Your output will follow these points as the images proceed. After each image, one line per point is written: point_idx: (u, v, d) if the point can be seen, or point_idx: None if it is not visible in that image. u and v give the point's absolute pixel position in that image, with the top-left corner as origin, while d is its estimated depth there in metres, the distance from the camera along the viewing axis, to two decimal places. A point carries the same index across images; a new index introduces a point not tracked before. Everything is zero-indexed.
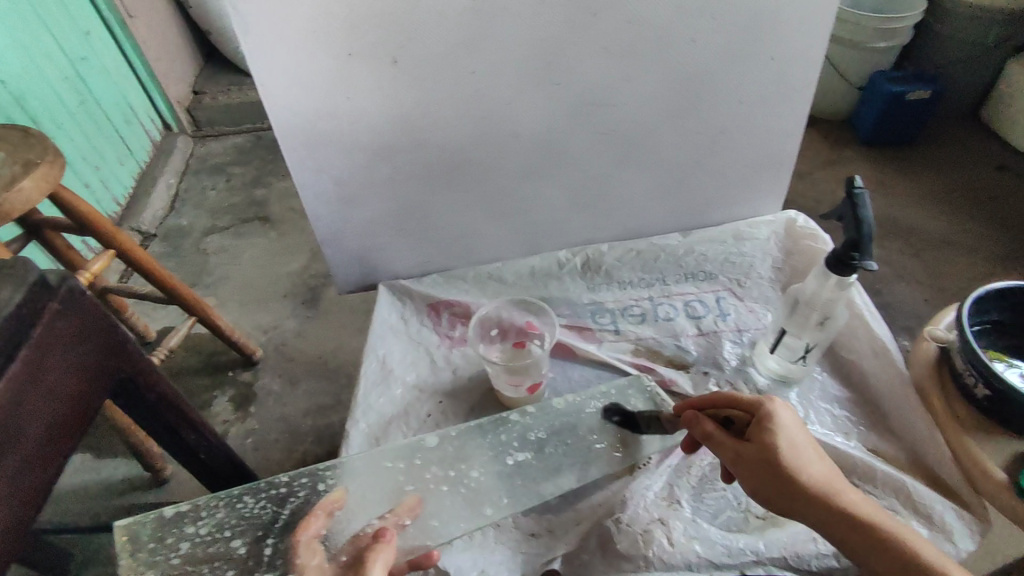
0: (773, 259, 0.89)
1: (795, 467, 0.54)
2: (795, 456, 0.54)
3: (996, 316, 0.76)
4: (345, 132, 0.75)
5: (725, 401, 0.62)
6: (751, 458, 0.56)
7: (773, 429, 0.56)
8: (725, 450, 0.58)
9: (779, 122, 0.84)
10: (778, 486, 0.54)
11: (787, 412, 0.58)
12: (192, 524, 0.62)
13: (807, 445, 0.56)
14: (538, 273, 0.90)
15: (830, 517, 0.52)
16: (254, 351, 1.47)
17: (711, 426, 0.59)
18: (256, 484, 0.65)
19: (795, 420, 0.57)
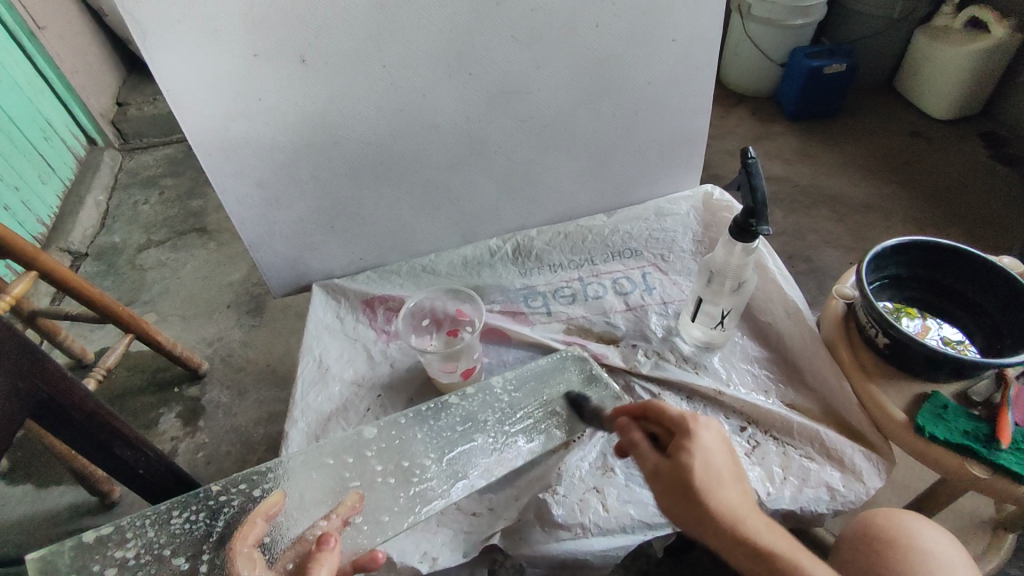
0: (693, 232, 0.93)
1: (710, 492, 0.51)
2: (711, 481, 0.51)
3: (894, 271, 0.82)
4: (261, 133, 0.74)
5: (657, 412, 0.59)
6: (668, 475, 0.52)
7: (693, 452, 0.52)
8: (648, 462, 0.55)
9: (687, 100, 0.87)
10: (684, 503, 0.51)
11: (712, 435, 0.54)
12: (119, 547, 0.61)
13: (727, 469, 0.53)
14: (470, 263, 0.93)
15: (727, 539, 0.50)
16: (199, 364, 1.43)
17: (637, 436, 0.56)
18: (185, 499, 0.66)
19: (717, 442, 0.53)
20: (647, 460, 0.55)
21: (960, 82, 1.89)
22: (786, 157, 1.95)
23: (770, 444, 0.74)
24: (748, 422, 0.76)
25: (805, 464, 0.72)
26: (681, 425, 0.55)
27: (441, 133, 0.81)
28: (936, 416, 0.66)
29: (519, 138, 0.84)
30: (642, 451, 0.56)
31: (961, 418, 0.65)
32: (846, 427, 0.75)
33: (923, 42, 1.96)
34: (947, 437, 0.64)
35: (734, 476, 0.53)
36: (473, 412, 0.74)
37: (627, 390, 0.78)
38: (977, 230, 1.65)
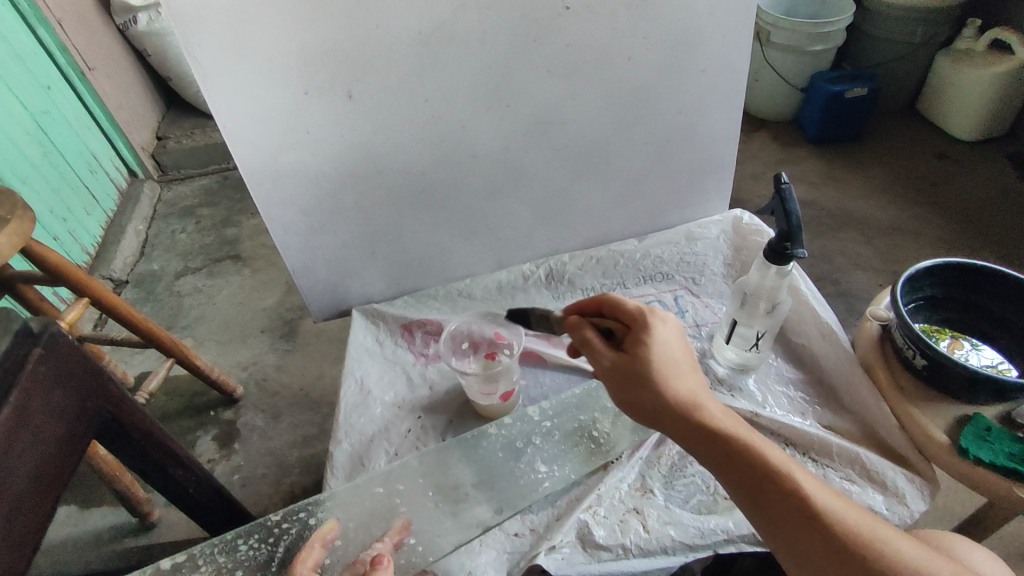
0: (724, 256, 0.94)
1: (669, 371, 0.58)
2: (669, 361, 0.59)
3: (929, 292, 0.82)
4: (309, 164, 0.78)
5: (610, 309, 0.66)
6: (620, 365, 0.60)
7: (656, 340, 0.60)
8: (602, 357, 0.61)
9: (717, 127, 0.90)
10: (636, 388, 0.58)
11: (664, 327, 0.61)
12: (192, 571, 0.65)
13: (681, 354, 0.60)
14: (505, 287, 0.95)
15: (675, 417, 0.57)
16: (234, 388, 1.47)
17: (590, 333, 0.63)
18: (250, 527, 0.69)
19: (674, 334, 0.61)
20: (599, 355, 0.62)
21: (983, 103, 1.90)
22: (810, 180, 1.96)
23: (809, 466, 0.73)
24: (786, 444, 0.75)
25: (846, 487, 0.71)
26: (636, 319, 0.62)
27: (479, 162, 0.84)
28: (980, 439, 0.66)
29: (553, 165, 0.87)
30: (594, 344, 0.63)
31: (1008, 441, 0.65)
32: (887, 449, 0.73)
33: (945, 65, 1.97)
34: (995, 462, 0.64)
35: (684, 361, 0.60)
36: (513, 434, 0.78)
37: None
38: (1008, 251, 1.64)
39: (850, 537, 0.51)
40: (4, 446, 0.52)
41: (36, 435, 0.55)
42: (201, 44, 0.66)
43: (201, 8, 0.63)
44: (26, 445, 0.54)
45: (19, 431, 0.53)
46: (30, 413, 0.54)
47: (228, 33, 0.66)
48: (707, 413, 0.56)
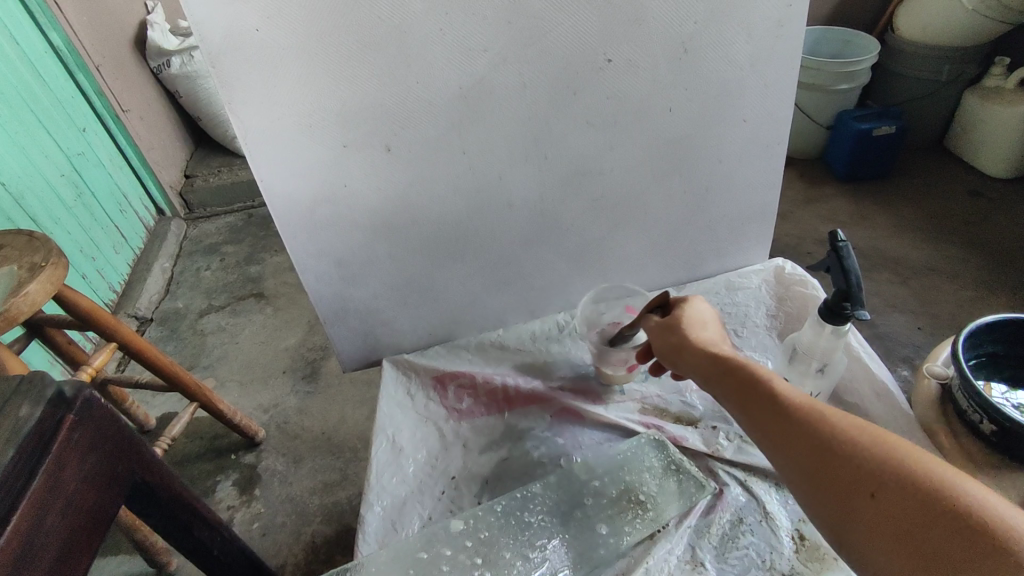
0: (767, 306, 0.90)
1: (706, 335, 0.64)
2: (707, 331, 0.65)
3: (990, 347, 0.78)
4: (344, 216, 0.77)
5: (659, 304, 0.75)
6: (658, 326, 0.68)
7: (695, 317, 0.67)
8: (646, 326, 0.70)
9: (758, 176, 0.88)
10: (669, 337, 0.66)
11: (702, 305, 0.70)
12: None
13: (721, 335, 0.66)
14: (538, 338, 0.92)
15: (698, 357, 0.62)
16: (256, 431, 1.45)
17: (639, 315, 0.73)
18: None
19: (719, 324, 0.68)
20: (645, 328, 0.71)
21: (1015, 141, 1.86)
22: (839, 219, 1.92)
23: None
24: None
25: None
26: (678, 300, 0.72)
27: (516, 213, 0.83)
28: None
29: (590, 216, 0.85)
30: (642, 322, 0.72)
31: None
32: None
33: (974, 103, 1.95)
34: None
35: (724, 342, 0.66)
36: (553, 500, 0.73)
37: (710, 476, 0.74)
38: None
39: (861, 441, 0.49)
40: (37, 519, 0.49)
41: (69, 505, 0.53)
42: (243, 101, 0.65)
43: (244, 65, 0.63)
44: (59, 516, 0.51)
45: (52, 502, 0.51)
46: (63, 482, 0.52)
47: (270, 91, 0.65)
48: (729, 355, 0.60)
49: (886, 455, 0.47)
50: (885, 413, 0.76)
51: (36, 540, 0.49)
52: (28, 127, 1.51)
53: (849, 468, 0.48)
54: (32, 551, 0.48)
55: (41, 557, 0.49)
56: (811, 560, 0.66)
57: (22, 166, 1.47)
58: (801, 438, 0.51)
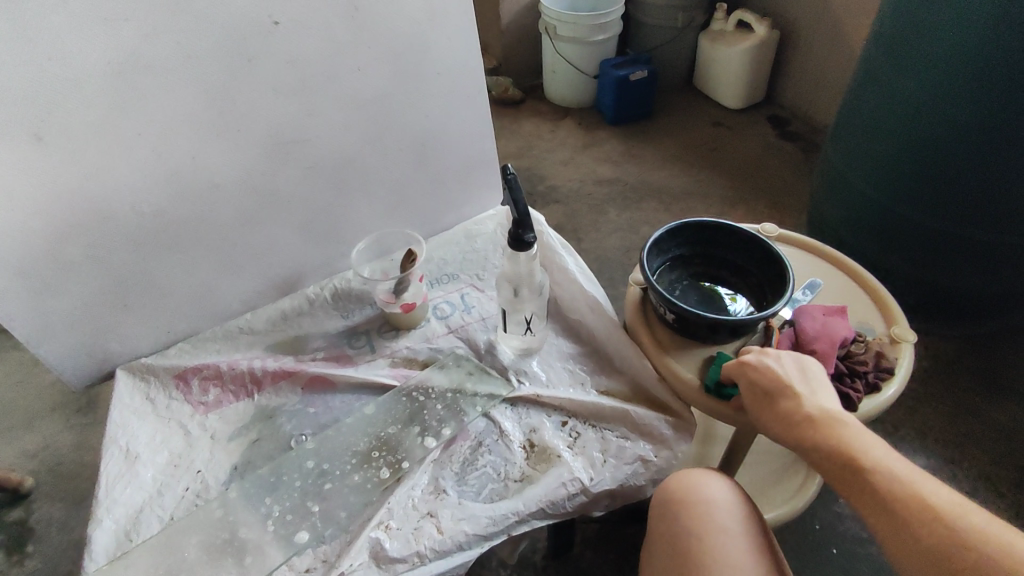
0: (503, 247, 0.98)
1: (775, 389, 0.63)
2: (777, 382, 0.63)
3: (677, 251, 0.92)
4: (8, 219, 0.68)
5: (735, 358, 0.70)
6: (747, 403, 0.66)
7: (757, 365, 0.65)
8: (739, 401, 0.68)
9: (471, 126, 0.93)
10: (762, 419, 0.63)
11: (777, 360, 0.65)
12: None
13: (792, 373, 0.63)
14: (289, 315, 0.92)
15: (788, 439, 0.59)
16: (19, 481, 1.27)
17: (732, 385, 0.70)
18: None
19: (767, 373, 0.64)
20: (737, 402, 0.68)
21: (740, 75, 2.17)
22: (611, 159, 2.11)
23: (589, 432, 0.77)
24: (569, 416, 0.79)
25: (621, 444, 0.75)
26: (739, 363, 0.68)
27: (224, 191, 0.79)
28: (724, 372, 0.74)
29: (310, 183, 0.85)
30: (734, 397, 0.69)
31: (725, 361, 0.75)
32: (653, 400, 0.80)
33: (706, 45, 2.23)
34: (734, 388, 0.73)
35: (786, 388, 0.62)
36: (296, 472, 0.73)
37: (456, 413, 0.78)
38: (773, 201, 1.89)
39: (892, 490, 0.50)
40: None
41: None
42: None
43: None
44: None
45: None
46: None
47: None
48: (791, 410, 0.59)
49: (908, 501, 0.49)
50: (598, 322, 0.87)
51: None
52: None
53: (886, 516, 0.49)
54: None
55: None
56: (538, 462, 0.74)
57: None
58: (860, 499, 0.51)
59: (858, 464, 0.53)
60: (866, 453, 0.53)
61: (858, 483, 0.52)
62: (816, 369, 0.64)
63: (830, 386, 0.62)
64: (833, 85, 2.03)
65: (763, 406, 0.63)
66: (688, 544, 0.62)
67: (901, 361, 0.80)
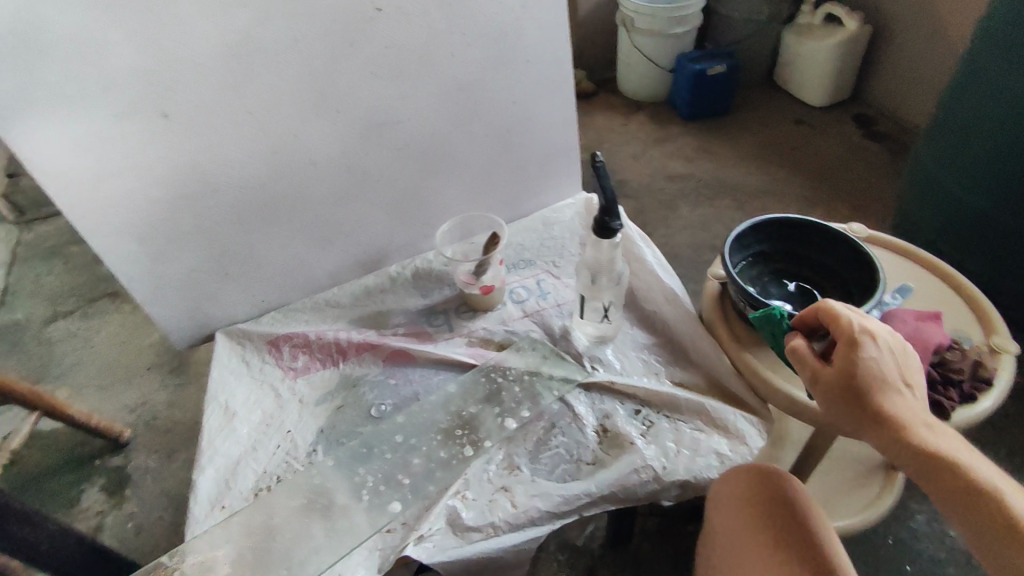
0: (580, 236, 0.99)
1: (880, 378, 0.55)
2: (881, 376, 0.55)
3: (759, 248, 0.89)
4: (136, 188, 0.75)
5: (824, 315, 0.59)
6: (830, 380, 0.56)
7: (866, 349, 0.55)
8: (809, 368, 0.58)
9: (555, 115, 0.95)
10: (849, 402, 0.56)
11: (878, 336, 0.56)
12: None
13: (896, 358, 0.56)
14: (373, 292, 0.96)
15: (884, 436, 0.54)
16: (119, 432, 1.39)
17: (801, 345, 0.60)
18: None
19: (871, 355, 0.55)
20: (808, 371, 0.59)
21: (825, 71, 2.08)
22: (684, 155, 2.07)
23: (662, 423, 0.77)
24: (642, 405, 0.79)
25: (695, 436, 0.75)
26: (839, 330, 0.57)
27: (322, 170, 0.84)
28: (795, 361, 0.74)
29: (399, 165, 0.88)
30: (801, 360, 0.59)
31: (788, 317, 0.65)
32: (728, 395, 0.79)
33: (792, 40, 2.14)
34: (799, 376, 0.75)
35: (886, 379, 0.55)
36: (384, 444, 0.77)
37: (533, 398, 0.80)
38: (855, 204, 1.81)
39: (1006, 512, 0.48)
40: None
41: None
42: None
43: None
44: None
45: None
46: None
47: (0, 61, 0.61)
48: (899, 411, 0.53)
49: (1022, 526, 0.47)
50: (674, 314, 0.86)
51: None
52: None
53: (995, 538, 0.48)
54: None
55: None
56: (610, 447, 0.75)
57: None
58: (966, 517, 0.49)
59: (970, 481, 0.49)
60: (975, 467, 0.50)
61: (966, 501, 0.49)
62: (910, 351, 0.57)
63: (920, 373, 0.56)
64: (928, 83, 1.92)
65: (858, 390, 0.55)
66: (755, 534, 0.63)
67: (1001, 373, 0.76)
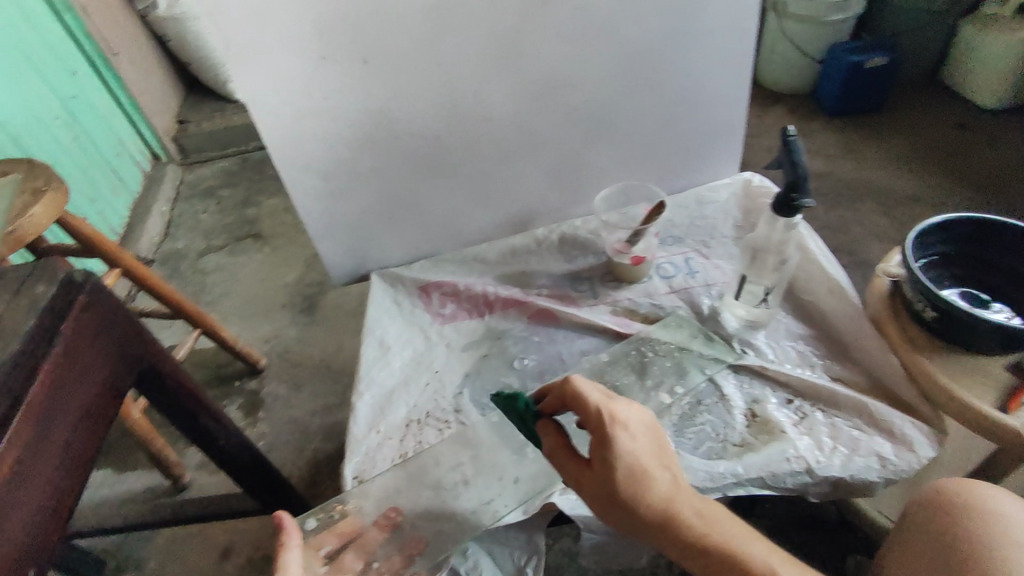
0: (734, 218, 0.96)
1: (627, 477, 0.55)
2: (637, 471, 0.55)
3: (941, 249, 0.82)
4: (329, 129, 0.81)
5: (574, 401, 0.59)
6: (592, 475, 0.56)
7: (623, 438, 0.56)
8: (569, 468, 0.58)
9: (727, 90, 0.92)
10: (603, 494, 0.56)
11: (631, 430, 0.57)
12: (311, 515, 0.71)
13: (651, 454, 0.57)
14: (518, 252, 0.98)
15: (667, 531, 0.54)
16: (258, 359, 1.53)
17: (562, 441, 0.60)
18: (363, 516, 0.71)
19: (624, 449, 0.56)
20: (561, 462, 0.59)
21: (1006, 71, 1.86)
22: (826, 152, 1.94)
23: (817, 415, 0.74)
24: (795, 395, 0.76)
25: (854, 434, 0.71)
26: (597, 420, 0.57)
27: (492, 126, 0.86)
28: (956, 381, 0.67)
29: (563, 128, 0.89)
30: (563, 456, 0.59)
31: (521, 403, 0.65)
32: (892, 397, 0.75)
33: (969, 35, 1.93)
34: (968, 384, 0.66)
35: (663, 475, 0.56)
36: None
37: (681, 376, 0.79)
38: None
39: None
40: (11, 517, 0.51)
41: (82, 489, 0.59)
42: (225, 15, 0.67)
43: None
44: (70, 384, 0.58)
45: (70, 367, 0.58)
46: (79, 352, 0.59)
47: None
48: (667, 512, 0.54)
49: None
50: (838, 308, 0.82)
51: (57, 397, 0.56)
52: (18, 64, 1.52)
53: None
54: (21, 552, 0.51)
55: (64, 410, 0.57)
56: (759, 432, 0.73)
57: (15, 107, 1.48)
58: None
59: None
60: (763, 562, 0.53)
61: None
62: (664, 439, 0.59)
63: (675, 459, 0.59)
64: None
65: (621, 488, 0.55)
66: (963, 543, 0.59)
67: None
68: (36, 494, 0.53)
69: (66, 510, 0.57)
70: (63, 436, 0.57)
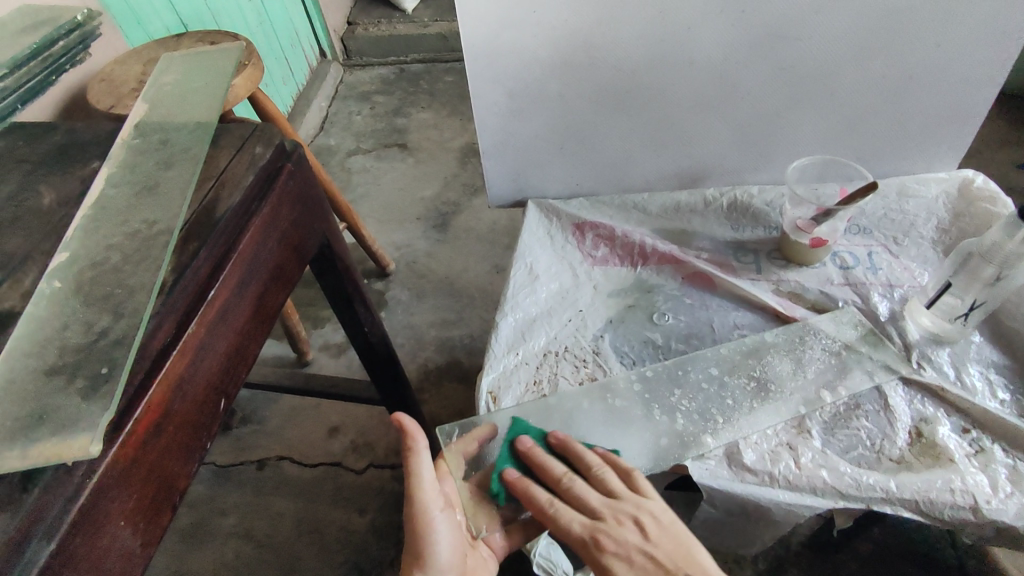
0: (938, 220, 0.86)
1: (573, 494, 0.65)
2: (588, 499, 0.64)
3: None
4: (528, 46, 0.78)
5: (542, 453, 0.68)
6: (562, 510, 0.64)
7: (606, 518, 0.62)
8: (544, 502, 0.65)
9: (976, 71, 0.79)
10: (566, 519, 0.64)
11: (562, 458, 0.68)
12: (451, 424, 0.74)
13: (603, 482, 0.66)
14: (682, 209, 0.93)
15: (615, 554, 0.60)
16: (388, 263, 1.61)
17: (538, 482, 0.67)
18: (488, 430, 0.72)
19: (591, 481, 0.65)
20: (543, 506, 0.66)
21: None
22: None
23: (997, 452, 0.65)
24: (973, 426, 0.68)
25: None
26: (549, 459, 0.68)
27: (694, 71, 0.80)
28: None
29: (770, 85, 0.82)
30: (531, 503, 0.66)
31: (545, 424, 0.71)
32: None
33: None
34: None
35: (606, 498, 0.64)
36: (701, 373, 0.75)
37: (847, 381, 0.73)
38: None
39: None
40: (215, 346, 0.55)
41: (264, 340, 0.64)
42: None
43: None
44: (270, 246, 0.62)
45: (273, 230, 0.62)
46: (281, 217, 0.63)
47: None
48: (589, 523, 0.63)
49: None
50: None
51: (259, 253, 0.60)
52: None
53: None
54: (218, 381, 0.56)
55: (262, 267, 0.61)
56: (921, 455, 0.66)
57: None
58: None
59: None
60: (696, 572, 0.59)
61: None
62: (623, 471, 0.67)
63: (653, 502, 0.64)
64: None
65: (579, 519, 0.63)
66: None
67: None
68: (232, 336, 0.58)
69: (249, 360, 0.62)
70: (258, 291, 0.61)
